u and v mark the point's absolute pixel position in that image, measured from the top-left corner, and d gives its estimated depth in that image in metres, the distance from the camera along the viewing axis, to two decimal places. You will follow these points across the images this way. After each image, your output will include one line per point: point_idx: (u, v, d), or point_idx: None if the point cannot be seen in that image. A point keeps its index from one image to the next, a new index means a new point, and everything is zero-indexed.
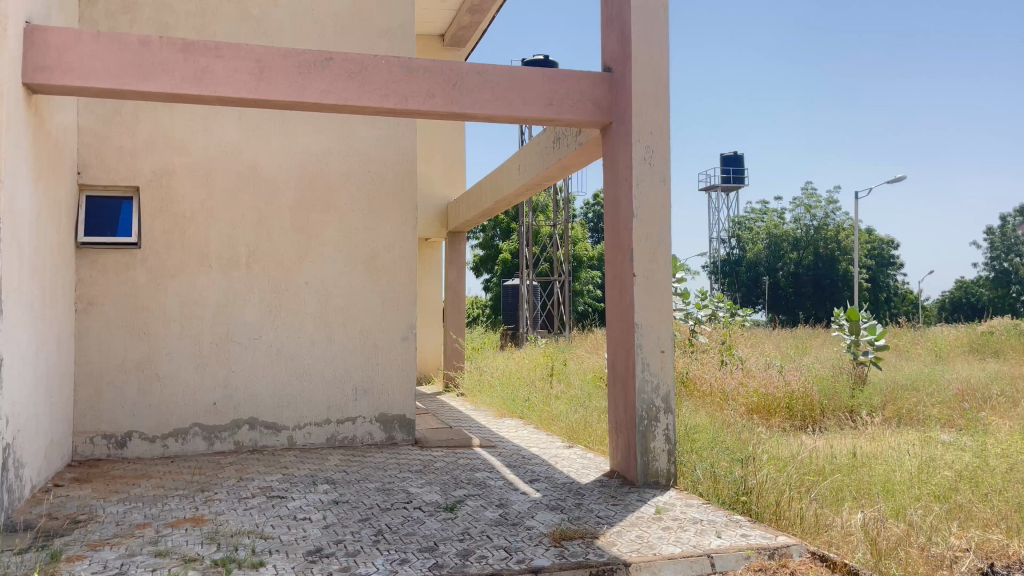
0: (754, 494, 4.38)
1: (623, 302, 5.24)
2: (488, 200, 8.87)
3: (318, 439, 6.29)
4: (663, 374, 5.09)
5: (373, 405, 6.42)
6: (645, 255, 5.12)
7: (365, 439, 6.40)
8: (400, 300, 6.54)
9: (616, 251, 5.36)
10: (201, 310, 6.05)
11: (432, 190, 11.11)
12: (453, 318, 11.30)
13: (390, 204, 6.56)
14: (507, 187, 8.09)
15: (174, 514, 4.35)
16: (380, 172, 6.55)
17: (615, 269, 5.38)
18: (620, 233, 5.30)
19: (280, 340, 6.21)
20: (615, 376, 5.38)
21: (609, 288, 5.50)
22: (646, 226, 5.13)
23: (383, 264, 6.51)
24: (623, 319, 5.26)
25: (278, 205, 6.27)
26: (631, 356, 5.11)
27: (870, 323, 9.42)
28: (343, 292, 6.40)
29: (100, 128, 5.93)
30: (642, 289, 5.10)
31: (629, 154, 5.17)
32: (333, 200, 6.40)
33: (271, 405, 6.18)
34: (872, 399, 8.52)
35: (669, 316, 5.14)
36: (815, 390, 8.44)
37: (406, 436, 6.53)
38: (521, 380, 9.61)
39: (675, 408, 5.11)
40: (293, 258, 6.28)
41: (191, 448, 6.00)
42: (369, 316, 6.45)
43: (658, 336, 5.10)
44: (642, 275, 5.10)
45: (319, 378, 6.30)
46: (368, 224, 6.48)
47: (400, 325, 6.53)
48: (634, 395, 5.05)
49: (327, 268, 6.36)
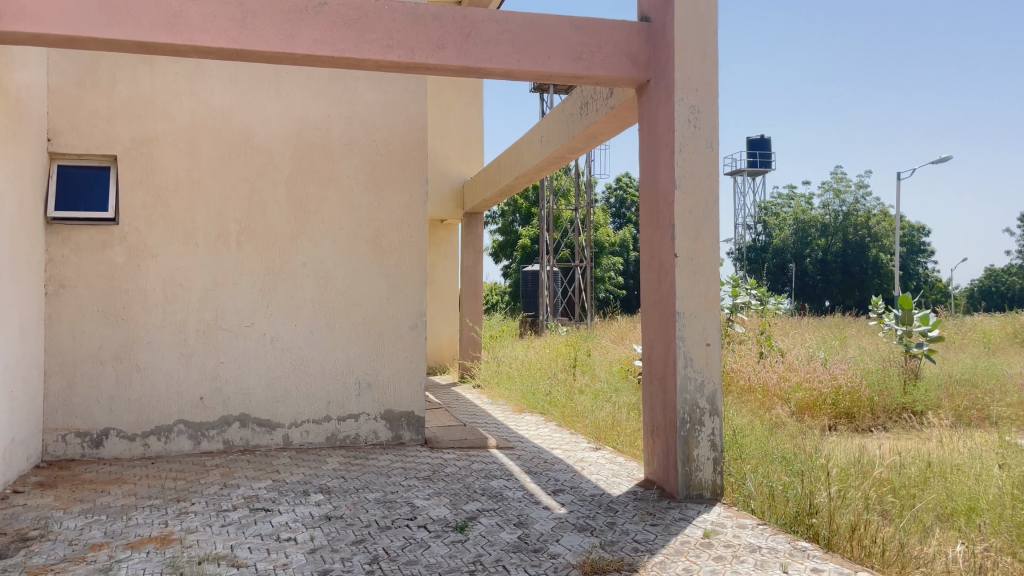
0: (823, 515, 3.67)
1: (662, 289, 4.54)
2: (507, 176, 8.17)
3: (316, 438, 5.66)
4: (708, 371, 4.39)
5: (378, 400, 5.77)
6: (689, 232, 4.41)
7: (369, 438, 5.75)
8: (408, 284, 5.88)
9: (654, 229, 4.65)
10: (186, 293, 5.42)
11: (448, 168, 10.42)
12: (469, 305, 10.63)
13: (398, 177, 5.88)
14: (528, 161, 7.38)
15: (139, 533, 3.72)
16: (386, 140, 5.87)
17: (653, 250, 4.67)
18: (659, 207, 4.59)
19: (275, 328, 5.58)
20: (652, 372, 4.69)
21: (644, 272, 4.80)
22: (689, 198, 4.42)
23: (390, 244, 5.85)
24: (662, 307, 4.56)
25: (272, 177, 5.62)
26: (672, 350, 4.41)
27: (923, 312, 8.63)
28: (345, 274, 5.74)
29: (73, 90, 5.31)
30: (685, 272, 4.39)
31: (670, 115, 4.46)
32: (333, 172, 5.74)
33: (264, 401, 5.55)
34: (929, 397, 7.72)
35: (717, 304, 4.43)
36: (864, 386, 7.68)
37: (415, 435, 5.86)
38: (541, 371, 8.93)
39: (722, 410, 4.40)
40: (289, 237, 5.64)
41: (175, 448, 5.39)
42: (373, 301, 5.79)
43: (704, 327, 4.40)
44: (686, 256, 4.40)
45: (319, 371, 5.66)
46: (372, 198, 5.81)
47: (409, 312, 5.87)
48: (675, 395, 4.35)
49: (327, 248, 5.71)
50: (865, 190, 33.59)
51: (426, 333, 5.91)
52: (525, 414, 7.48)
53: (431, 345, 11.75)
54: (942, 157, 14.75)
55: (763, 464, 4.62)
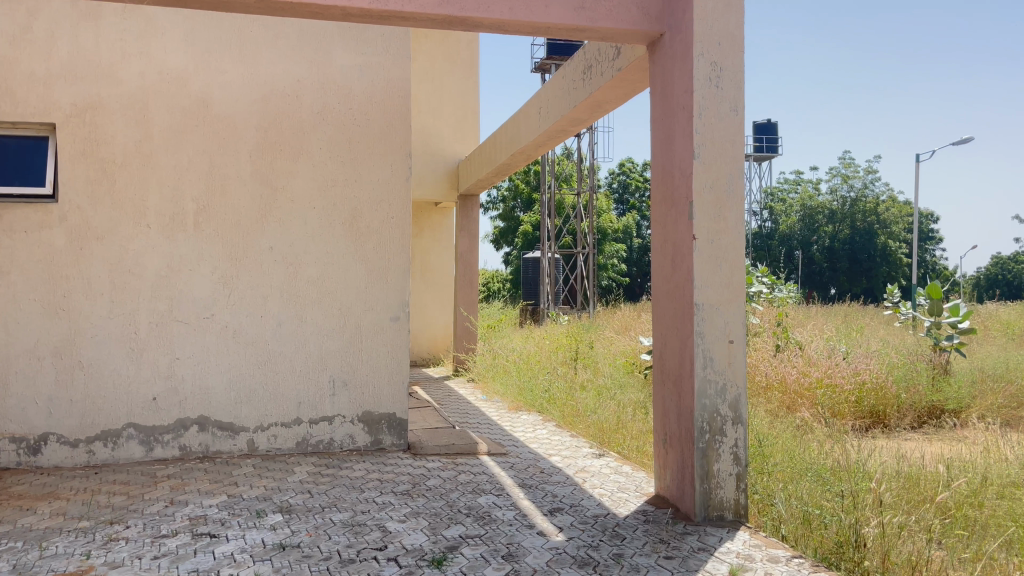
0: (874, 548, 3.02)
1: (677, 278, 3.91)
2: (503, 154, 7.51)
3: (285, 443, 5.03)
4: (731, 372, 3.77)
5: (355, 401, 5.14)
6: (710, 211, 3.77)
7: (345, 444, 5.12)
8: (389, 271, 5.24)
9: (668, 207, 4.01)
10: (136, 281, 4.80)
11: (441, 147, 9.78)
12: (464, 293, 10.01)
13: (377, 150, 5.24)
14: (525, 136, 6.73)
15: (52, 568, 3.11)
16: (364, 109, 5.22)
17: (667, 233, 4.03)
18: (675, 182, 3.95)
19: (238, 320, 4.96)
20: (664, 373, 4.06)
21: (656, 258, 4.17)
22: (709, 171, 3.77)
23: (369, 226, 5.21)
24: (676, 299, 3.92)
25: (235, 150, 4.98)
26: (688, 349, 3.78)
27: (952, 302, 7.98)
28: (318, 259, 5.11)
29: (6, 49, 4.66)
30: (706, 258, 3.76)
31: (687, 73, 3.80)
32: (304, 143, 5.10)
33: (226, 402, 4.93)
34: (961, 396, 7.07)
35: (741, 294, 3.80)
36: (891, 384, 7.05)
37: (396, 440, 5.23)
38: (540, 364, 8.30)
39: (747, 418, 3.78)
40: (254, 218, 5.00)
41: (124, 455, 4.78)
42: (350, 291, 5.16)
43: (726, 321, 3.77)
44: (706, 238, 3.76)
45: (288, 368, 5.03)
46: (348, 174, 5.17)
47: (390, 302, 5.24)
48: (693, 401, 3.72)
49: (296, 230, 5.07)
50: (874, 175, 32.82)
51: (409, 325, 5.28)
52: (521, 413, 6.86)
53: (424, 336, 11.14)
54: (964, 137, 14.02)
55: (793, 482, 3.98)
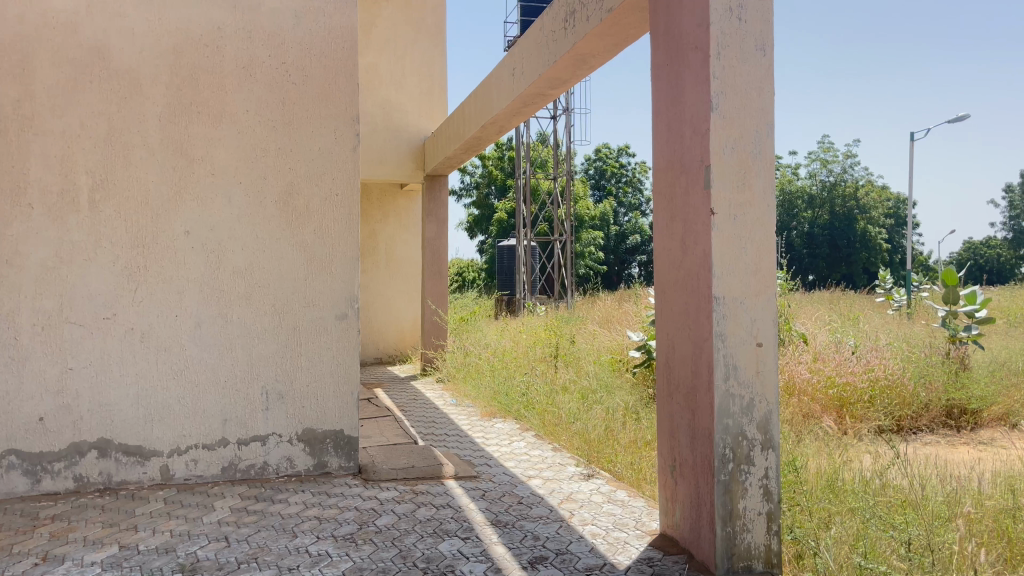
0: None
1: (688, 264, 3.08)
2: (472, 126, 6.64)
3: (208, 470, 4.14)
4: (760, 384, 2.95)
5: (293, 417, 4.26)
6: (731, 178, 2.94)
7: (282, 468, 4.24)
8: (334, 259, 4.36)
9: (676, 175, 3.18)
10: (15, 274, 3.87)
11: (404, 122, 8.89)
12: (432, 284, 9.14)
13: (317, 114, 4.34)
14: (497, 103, 5.86)
15: None
16: (300, 63, 4.32)
17: (674, 208, 3.20)
18: (685, 143, 3.11)
19: (146, 321, 4.05)
20: (672, 384, 3.23)
21: (659, 239, 3.34)
22: (730, 126, 2.94)
23: (308, 205, 4.32)
24: (689, 291, 3.08)
25: (140, 112, 4.06)
26: (705, 355, 2.96)
27: (968, 289, 7.24)
28: (246, 246, 4.22)
29: None
30: (726, 238, 2.93)
31: (702, 2, 2.95)
32: (226, 105, 4.19)
33: (133, 420, 4.03)
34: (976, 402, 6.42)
35: (771, 285, 2.98)
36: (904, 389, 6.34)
37: (344, 462, 4.34)
38: (517, 363, 7.47)
39: (779, 441, 2.97)
40: (164, 195, 4.09)
41: (3, 489, 3.87)
42: (286, 284, 4.28)
43: (752, 319, 2.95)
44: (726, 213, 2.93)
45: (210, 378, 4.14)
46: (282, 142, 4.28)
47: (336, 297, 4.36)
48: (712, 421, 2.90)
49: (219, 210, 4.17)
50: (854, 159, 32.33)
51: (359, 324, 4.41)
52: (496, 420, 6.02)
53: (390, 331, 10.27)
54: (959, 114, 13.36)
55: (836, 525, 3.17)
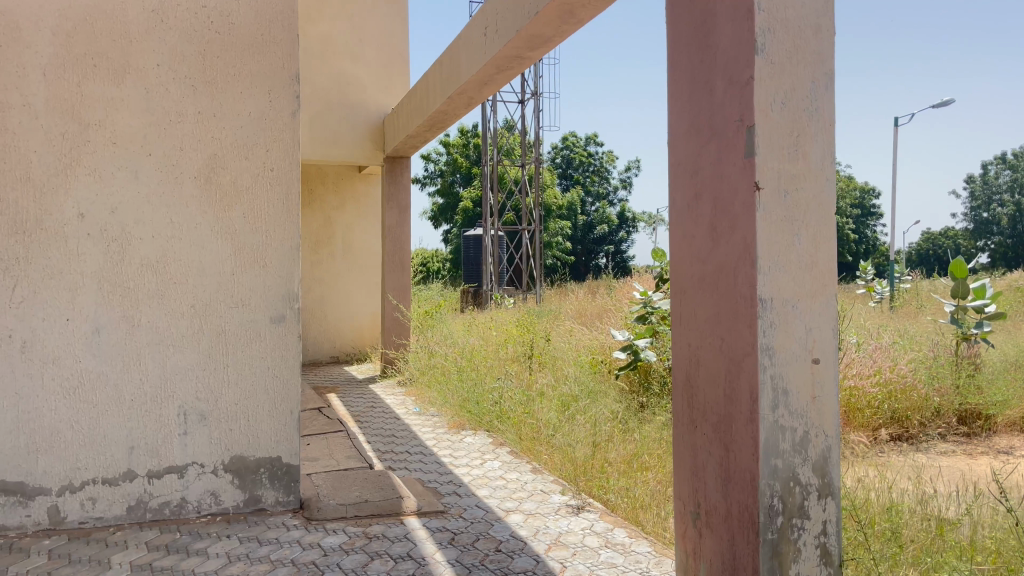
0: None
1: (720, 257, 2.37)
2: (438, 98, 5.87)
3: (110, 509, 3.34)
4: (816, 413, 2.26)
5: (219, 442, 3.47)
6: (780, 144, 2.23)
7: (204, 506, 3.45)
8: (268, 249, 3.57)
9: (701, 141, 2.46)
10: None
11: (361, 98, 8.08)
12: (393, 276, 8.35)
13: (247, 71, 3.54)
14: (466, 69, 5.10)
15: None
16: (226, 8, 3.51)
17: (698, 183, 2.48)
18: (713, 100, 2.39)
19: (29, 327, 3.23)
20: (694, 410, 2.53)
21: (676, 225, 2.63)
22: (778, 75, 2.22)
23: (236, 183, 3.53)
24: (720, 291, 2.38)
25: (19, 64, 3.23)
26: (744, 375, 2.26)
27: (978, 283, 6.64)
28: (158, 233, 3.41)
29: None
30: (775, 222, 2.22)
31: None
32: (131, 57, 3.37)
33: (12, 451, 3.22)
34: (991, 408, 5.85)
35: (830, 285, 2.29)
36: (910, 395, 5.79)
37: (282, 496, 3.57)
38: (486, 364, 6.75)
39: (840, 486, 2.29)
40: (51, 169, 3.26)
41: None
42: (209, 280, 3.48)
43: (806, 328, 2.25)
44: (775, 189, 2.22)
45: (111, 396, 3.33)
46: (203, 105, 3.48)
47: (270, 296, 3.58)
48: (756, 463, 2.20)
49: (122, 188, 3.36)
50: None
51: (300, 328, 3.63)
52: (464, 433, 5.30)
53: (348, 328, 9.47)
54: (942, 99, 12.86)
55: None
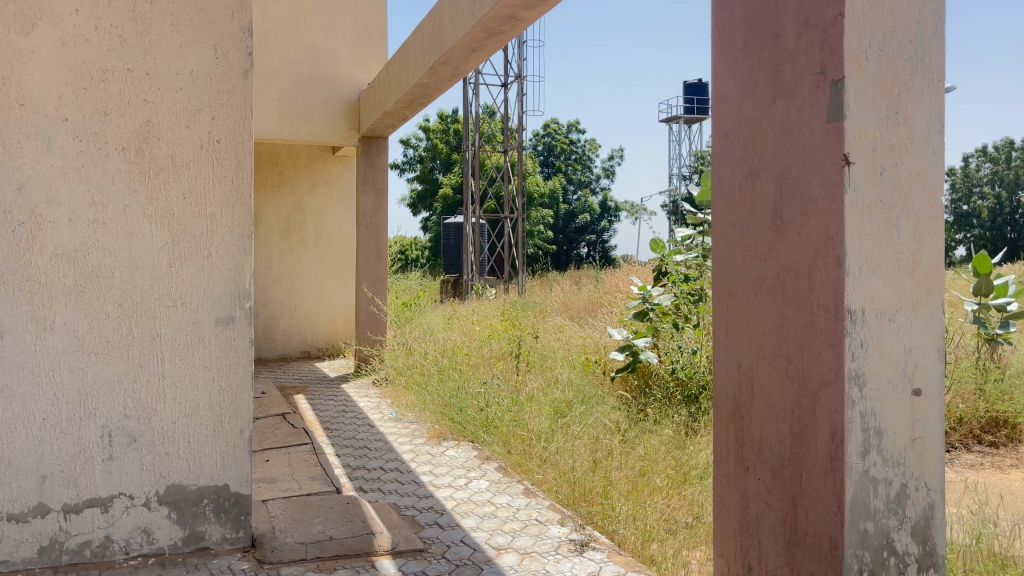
0: None
1: (787, 253, 1.83)
2: (418, 69, 5.29)
3: (15, 552, 2.74)
4: (916, 459, 1.72)
5: (152, 469, 2.88)
6: (876, 103, 1.68)
7: (132, 547, 2.86)
8: (214, 237, 2.97)
9: (761, 104, 1.91)
10: None
11: (334, 73, 7.46)
12: (369, 267, 7.75)
13: (188, 21, 2.93)
14: (452, 36, 4.53)
15: None
16: None
17: (756, 159, 1.93)
18: (780, 49, 1.84)
19: None
20: (747, 448, 1.99)
21: (722, 212, 2.08)
22: (874, 12, 1.67)
23: (174, 155, 2.91)
24: (787, 298, 1.83)
25: None
26: (823, 409, 1.72)
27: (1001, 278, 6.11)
28: (76, 215, 2.79)
29: None
30: (868, 209, 1.67)
31: None
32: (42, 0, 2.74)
33: None
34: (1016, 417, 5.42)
35: (935, 290, 1.75)
36: None
37: (229, 534, 2.99)
38: (470, 364, 6.20)
39: (943, 555, 1.75)
40: None
41: None
42: (139, 274, 2.87)
43: (905, 348, 1.71)
44: (869, 164, 1.67)
45: (18, 413, 2.73)
46: (132, 60, 2.86)
47: (215, 293, 2.97)
48: (839, 529, 1.67)
49: (30, 159, 2.73)
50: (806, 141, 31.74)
51: (252, 330, 3.03)
52: (446, 444, 4.77)
53: (321, 321, 8.87)
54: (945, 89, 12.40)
55: None
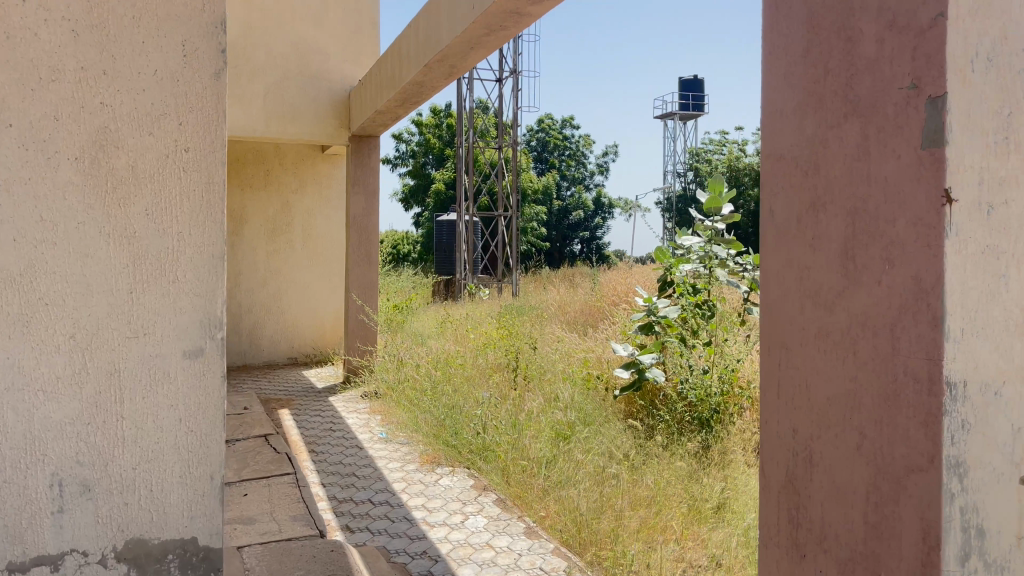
0: None
1: (859, 305, 1.51)
2: (413, 67, 4.95)
3: None
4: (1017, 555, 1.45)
5: (103, 530, 1.54)
6: (979, 129, 1.39)
7: None
8: None
9: (828, 122, 1.59)
10: None
11: (324, 69, 7.11)
12: (359, 272, 7.40)
13: None
14: (448, 32, 4.20)
15: None
16: None
17: (820, 187, 1.61)
18: (855, 56, 1.52)
19: None
20: (805, 533, 1.67)
21: (773, 248, 1.76)
22: (981, 14, 1.37)
23: (141, 124, 1.55)
24: (859, 359, 1.51)
25: None
26: (909, 500, 1.40)
27: None
28: None
29: None
30: (973, 256, 1.38)
31: None
32: None
33: None
34: None
35: None
36: None
37: None
38: (464, 377, 5.89)
39: None
40: None
41: None
42: (75, 321, 1.51)
43: (1009, 424, 1.43)
44: (973, 202, 1.37)
45: None
46: (75, 49, 1.50)
47: (179, 325, 1.59)
48: None
49: None
50: None
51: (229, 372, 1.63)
52: (440, 470, 4.45)
53: (309, 326, 8.53)
54: None
55: None
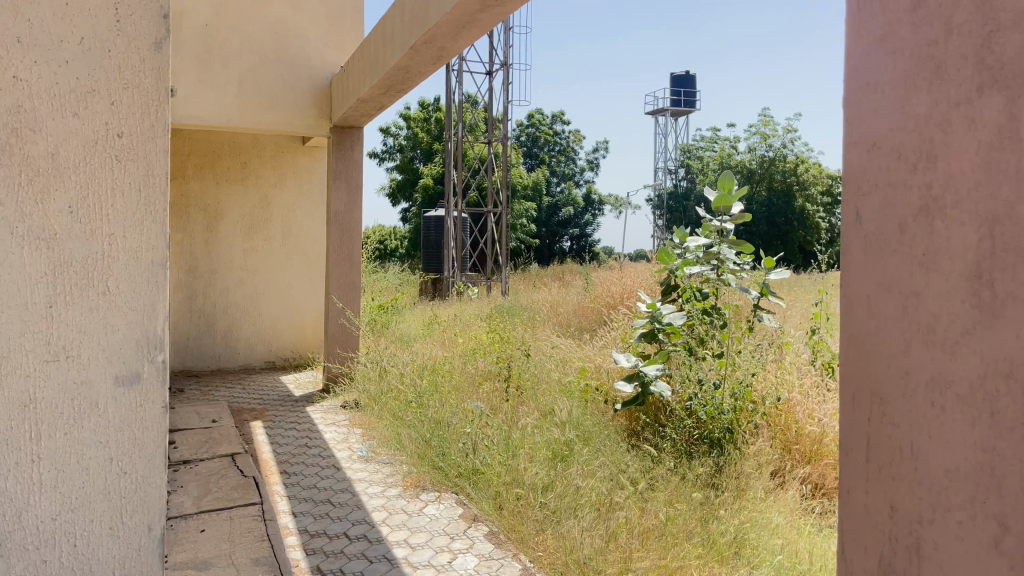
0: None
1: (1000, 349, 1.09)
2: (397, 50, 4.50)
3: None
4: None
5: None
6: None
7: None
8: None
9: (953, 98, 1.16)
10: None
11: (305, 55, 6.64)
12: (340, 272, 6.95)
13: None
14: (437, 9, 3.76)
15: None
16: None
17: (937, 184, 1.19)
18: (996, 7, 1.09)
19: None
20: None
21: (863, 265, 1.34)
22: None
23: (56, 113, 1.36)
24: (999, 424, 1.09)
25: None
26: None
27: None
28: None
29: None
30: None
31: None
32: None
33: None
34: None
35: None
36: None
37: None
38: (452, 388, 5.45)
39: None
40: None
41: None
42: None
43: None
44: None
45: None
46: None
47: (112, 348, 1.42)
48: None
49: None
50: None
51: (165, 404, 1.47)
52: (424, 496, 4.02)
53: (288, 328, 8.07)
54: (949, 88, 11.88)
55: None
